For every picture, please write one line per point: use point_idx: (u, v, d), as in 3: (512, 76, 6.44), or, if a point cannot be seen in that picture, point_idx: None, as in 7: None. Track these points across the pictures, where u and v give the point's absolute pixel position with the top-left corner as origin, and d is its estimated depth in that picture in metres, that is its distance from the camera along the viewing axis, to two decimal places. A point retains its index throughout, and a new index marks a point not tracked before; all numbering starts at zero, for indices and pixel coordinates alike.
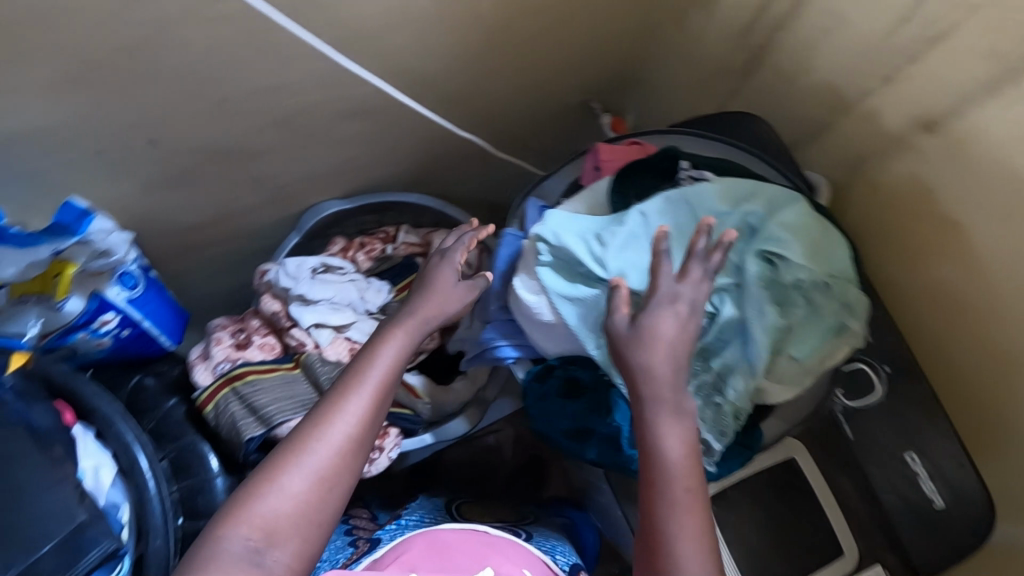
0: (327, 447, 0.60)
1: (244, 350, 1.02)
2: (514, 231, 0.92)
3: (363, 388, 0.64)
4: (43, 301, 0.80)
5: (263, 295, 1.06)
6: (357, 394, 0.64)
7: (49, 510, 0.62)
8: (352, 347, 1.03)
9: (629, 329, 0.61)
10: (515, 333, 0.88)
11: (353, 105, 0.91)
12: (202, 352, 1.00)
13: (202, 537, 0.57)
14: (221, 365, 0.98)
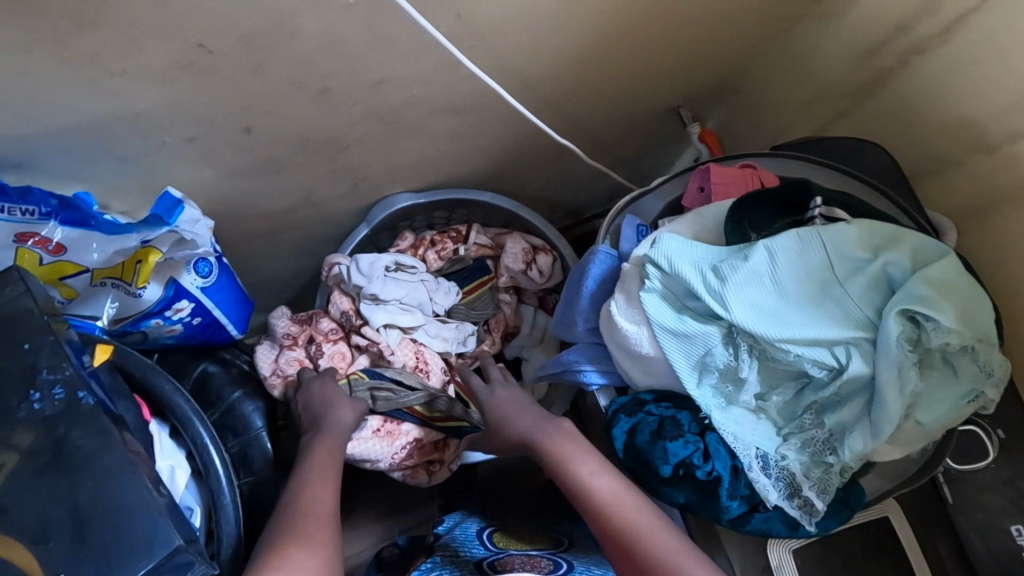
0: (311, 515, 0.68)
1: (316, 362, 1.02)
2: (608, 249, 0.86)
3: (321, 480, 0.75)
4: (121, 286, 0.75)
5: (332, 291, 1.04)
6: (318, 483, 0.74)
7: (134, 529, 0.50)
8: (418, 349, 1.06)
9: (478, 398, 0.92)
10: (603, 360, 0.83)
11: (450, 102, 0.86)
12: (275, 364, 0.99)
13: None
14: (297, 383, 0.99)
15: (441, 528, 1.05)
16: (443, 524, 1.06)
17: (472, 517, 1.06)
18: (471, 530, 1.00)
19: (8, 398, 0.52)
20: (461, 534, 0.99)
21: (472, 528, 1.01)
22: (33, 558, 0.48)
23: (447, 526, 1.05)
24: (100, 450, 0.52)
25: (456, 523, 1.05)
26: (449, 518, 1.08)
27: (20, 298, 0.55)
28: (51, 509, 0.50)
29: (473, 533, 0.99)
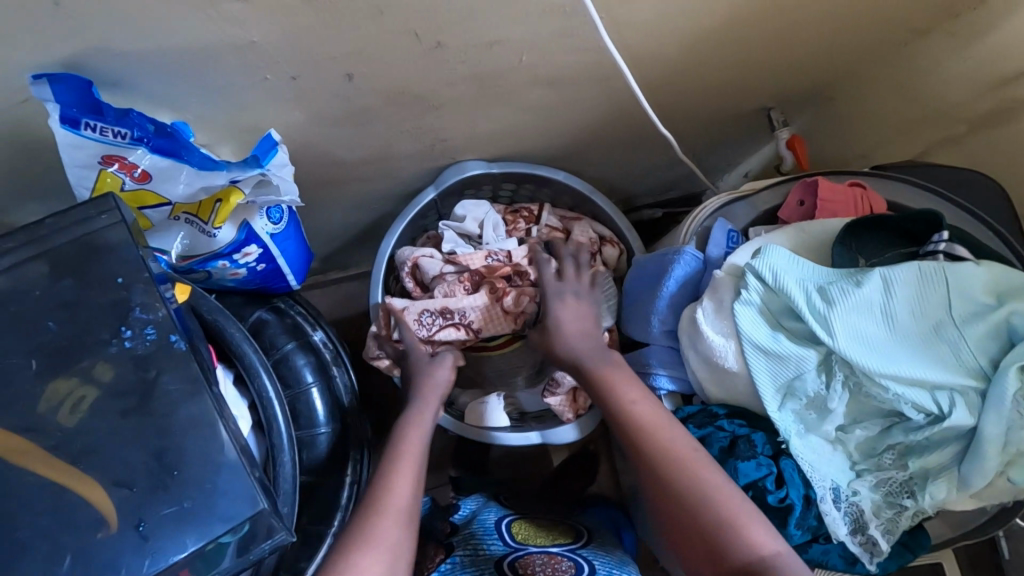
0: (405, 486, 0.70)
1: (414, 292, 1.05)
2: (694, 251, 0.83)
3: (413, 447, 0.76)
4: (197, 222, 0.72)
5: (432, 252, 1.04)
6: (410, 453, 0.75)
7: (219, 487, 0.48)
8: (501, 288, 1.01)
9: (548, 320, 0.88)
10: (675, 365, 0.81)
11: (552, 74, 0.81)
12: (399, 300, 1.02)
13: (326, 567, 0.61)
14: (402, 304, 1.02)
15: (458, 517, 1.04)
16: (460, 514, 1.05)
17: (491, 507, 1.04)
18: (489, 521, 0.98)
19: (99, 331, 0.50)
20: (479, 526, 0.97)
21: (490, 519, 0.98)
22: (114, 504, 0.47)
23: (465, 515, 1.04)
24: (190, 400, 0.49)
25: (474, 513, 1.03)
26: (466, 506, 1.07)
27: (114, 230, 0.52)
28: (135, 455, 0.48)
29: (491, 523, 0.97)
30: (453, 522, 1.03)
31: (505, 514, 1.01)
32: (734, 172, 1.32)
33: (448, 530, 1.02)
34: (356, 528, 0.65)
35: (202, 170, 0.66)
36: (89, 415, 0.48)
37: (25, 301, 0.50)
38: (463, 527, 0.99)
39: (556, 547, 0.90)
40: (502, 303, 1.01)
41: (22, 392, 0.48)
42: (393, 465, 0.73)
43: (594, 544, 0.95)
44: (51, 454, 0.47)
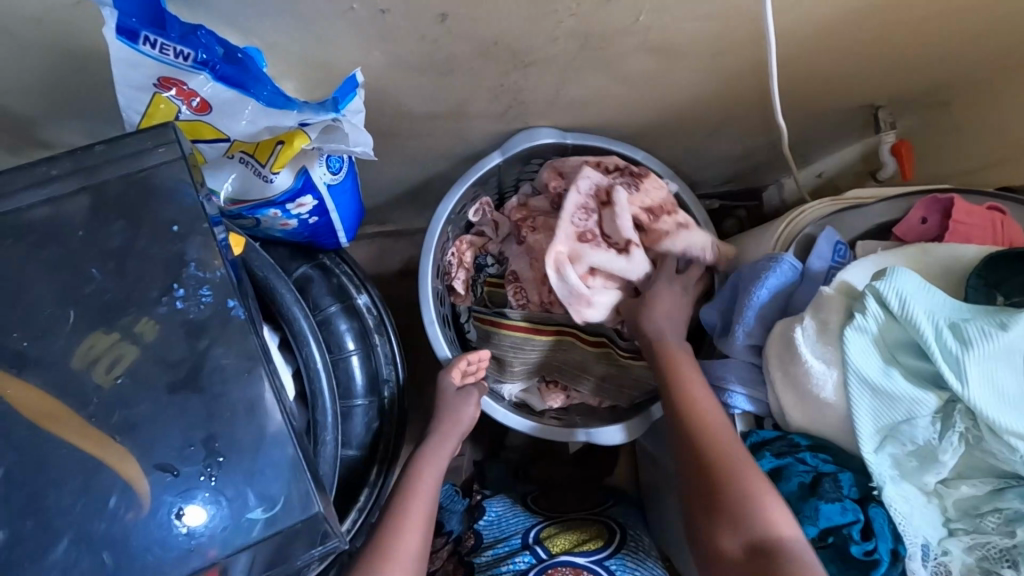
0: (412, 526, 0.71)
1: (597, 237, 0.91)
2: (793, 261, 0.74)
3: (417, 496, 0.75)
4: (252, 163, 0.65)
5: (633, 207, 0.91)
6: (416, 499, 0.75)
7: (272, 483, 0.42)
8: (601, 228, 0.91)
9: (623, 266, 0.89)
10: (753, 385, 0.73)
11: (666, 41, 0.71)
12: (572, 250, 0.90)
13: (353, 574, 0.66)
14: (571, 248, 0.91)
15: (483, 523, 0.97)
16: (484, 520, 0.98)
17: (518, 514, 0.98)
18: (518, 539, 0.91)
19: (148, 287, 0.43)
20: (506, 547, 0.90)
21: (518, 537, 0.91)
22: (149, 492, 0.40)
23: (490, 522, 0.97)
24: (247, 380, 0.43)
25: (500, 524, 0.96)
26: (490, 509, 0.99)
27: (171, 170, 0.45)
28: (178, 438, 0.41)
29: (520, 543, 0.89)
30: (477, 530, 0.97)
31: (532, 525, 0.94)
32: (805, 168, 1.22)
33: (472, 542, 0.95)
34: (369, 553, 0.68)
35: (268, 107, 0.58)
36: (131, 384, 0.42)
37: (68, 239, 0.43)
38: (489, 544, 0.93)
39: (583, 560, 0.84)
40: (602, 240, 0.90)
41: (56, 345, 0.42)
42: (400, 502, 0.74)
43: (624, 552, 0.86)
44: (85, 423, 0.41)
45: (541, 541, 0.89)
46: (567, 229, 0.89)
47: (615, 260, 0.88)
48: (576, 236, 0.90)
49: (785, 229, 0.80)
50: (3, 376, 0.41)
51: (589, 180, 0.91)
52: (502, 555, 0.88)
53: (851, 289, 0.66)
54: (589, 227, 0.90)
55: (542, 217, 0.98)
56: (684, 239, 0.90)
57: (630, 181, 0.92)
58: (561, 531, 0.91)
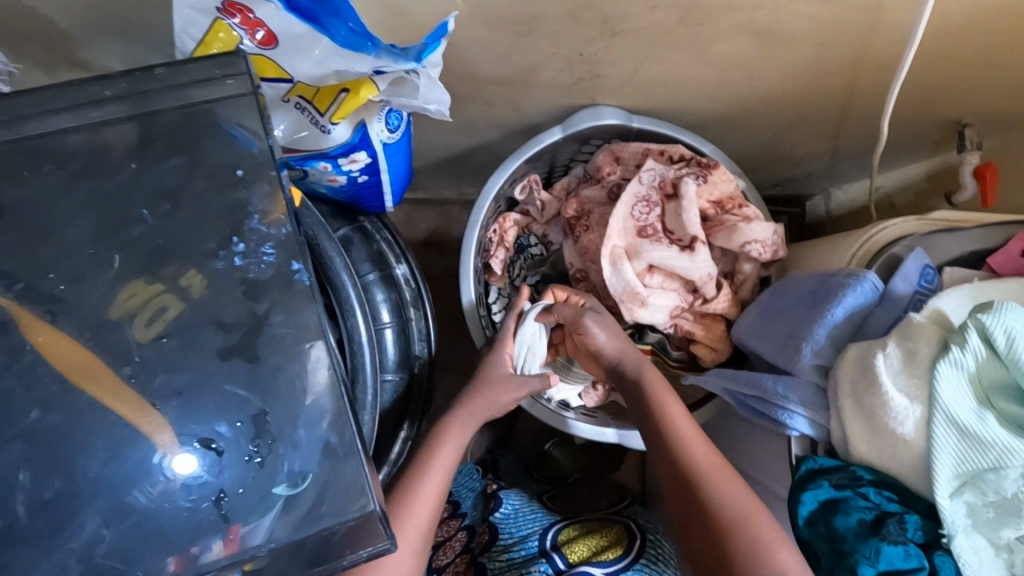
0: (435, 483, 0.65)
1: (657, 232, 0.86)
2: (874, 281, 0.69)
3: (441, 450, 0.69)
4: (310, 111, 0.59)
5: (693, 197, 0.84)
6: (441, 452, 0.68)
7: (326, 475, 0.37)
8: (662, 223, 0.86)
9: (684, 267, 0.84)
10: (817, 407, 0.68)
11: (771, 25, 0.65)
12: (627, 242, 0.86)
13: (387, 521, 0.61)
14: (627, 242, 0.86)
15: (499, 516, 0.91)
16: (501, 513, 0.91)
17: (534, 511, 0.93)
18: (535, 543, 0.85)
19: (204, 236, 0.38)
20: (522, 552, 0.84)
21: (535, 541, 0.86)
22: (186, 466, 0.36)
23: (508, 516, 0.91)
24: (305, 353, 0.38)
25: (517, 520, 0.90)
26: (507, 502, 0.94)
27: (237, 106, 0.39)
28: (226, 409, 0.36)
29: (536, 550, 0.84)
30: (492, 524, 0.90)
31: (550, 527, 0.89)
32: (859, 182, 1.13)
33: (486, 538, 0.89)
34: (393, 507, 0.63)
35: (343, 49, 0.52)
36: (177, 344, 0.37)
37: (117, 172, 0.38)
38: (501, 544, 0.87)
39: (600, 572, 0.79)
40: (665, 234, 0.85)
41: (96, 292, 0.37)
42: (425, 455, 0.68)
43: (642, 563, 0.81)
44: (122, 384, 0.36)
45: (558, 548, 0.84)
46: (622, 222, 0.85)
47: (677, 257, 0.83)
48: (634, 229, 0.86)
49: (863, 244, 0.74)
50: (33, 321, 0.36)
51: (652, 172, 0.86)
52: (518, 563, 0.83)
53: (944, 320, 0.62)
54: (650, 222, 0.86)
55: (598, 211, 0.90)
56: (753, 229, 0.83)
57: (698, 171, 0.86)
58: (581, 536, 0.85)
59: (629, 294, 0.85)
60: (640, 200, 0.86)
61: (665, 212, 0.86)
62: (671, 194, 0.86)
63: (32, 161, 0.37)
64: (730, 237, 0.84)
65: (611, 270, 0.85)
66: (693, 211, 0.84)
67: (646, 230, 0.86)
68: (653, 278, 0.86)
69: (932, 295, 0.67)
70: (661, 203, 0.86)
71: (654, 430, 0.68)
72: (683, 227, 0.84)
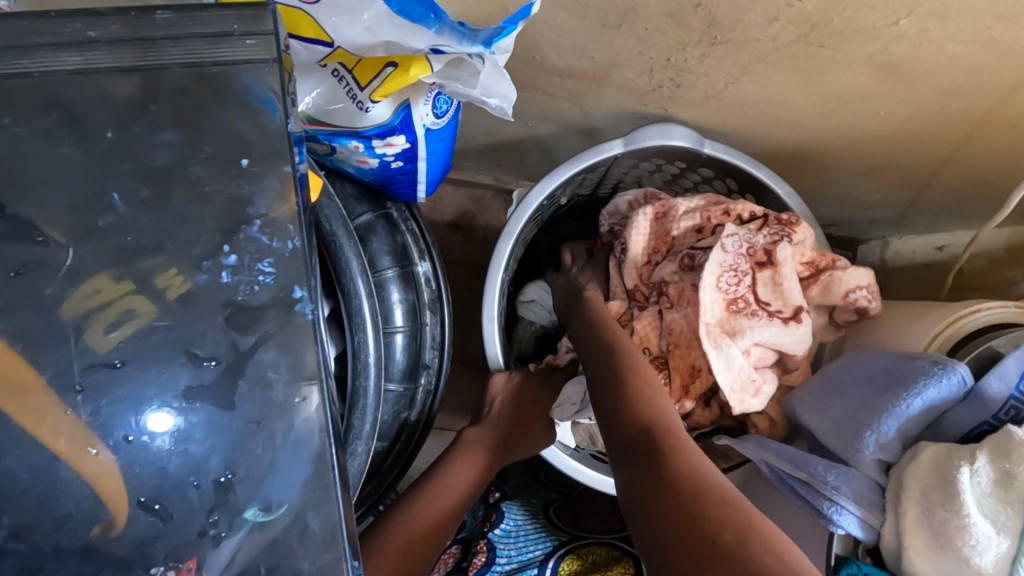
0: (432, 517, 0.64)
1: (746, 303, 0.72)
2: (964, 374, 0.59)
3: (444, 489, 0.67)
4: (347, 82, 0.50)
5: (785, 258, 0.71)
6: (442, 489, 0.67)
7: (298, 560, 0.29)
8: (749, 292, 0.72)
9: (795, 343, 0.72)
10: (870, 506, 0.59)
11: (903, 59, 0.55)
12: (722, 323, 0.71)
13: (380, 545, 0.60)
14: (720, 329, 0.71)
15: (499, 533, 0.84)
16: (501, 530, 0.85)
17: (536, 531, 0.86)
18: (534, 573, 0.79)
19: (191, 237, 0.30)
20: None
21: (533, 571, 0.79)
22: (129, 526, 0.28)
23: (507, 534, 0.84)
24: (293, 402, 0.30)
25: (517, 541, 0.84)
26: (509, 517, 0.88)
27: (252, 73, 0.31)
28: (188, 463, 0.29)
29: None
30: (491, 540, 0.83)
31: (551, 554, 0.82)
32: (927, 235, 0.99)
33: (483, 559, 0.80)
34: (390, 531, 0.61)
35: (399, 15, 0.44)
36: (133, 374, 0.29)
37: (92, 138, 0.29)
38: (498, 568, 0.79)
39: None
40: (759, 304, 0.72)
41: (42, 291, 0.29)
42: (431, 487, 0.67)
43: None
44: (61, 415, 0.28)
45: None
46: (714, 299, 0.71)
47: (784, 334, 0.71)
48: (725, 307, 0.72)
49: (950, 323, 0.65)
50: None
51: (737, 238, 0.72)
52: None
53: None
54: (742, 294, 0.72)
55: (674, 281, 0.75)
56: (852, 275, 0.73)
57: (782, 231, 0.73)
58: (586, 572, 0.78)
59: (744, 386, 0.71)
60: (729, 267, 0.71)
61: (751, 276, 0.72)
62: (760, 260, 0.72)
63: None
64: (828, 293, 0.74)
65: (719, 358, 0.70)
66: (793, 279, 0.71)
67: (738, 303, 0.72)
68: (756, 357, 0.73)
69: None
70: (752, 270, 0.72)
71: (610, 383, 0.59)
72: (780, 292, 0.71)
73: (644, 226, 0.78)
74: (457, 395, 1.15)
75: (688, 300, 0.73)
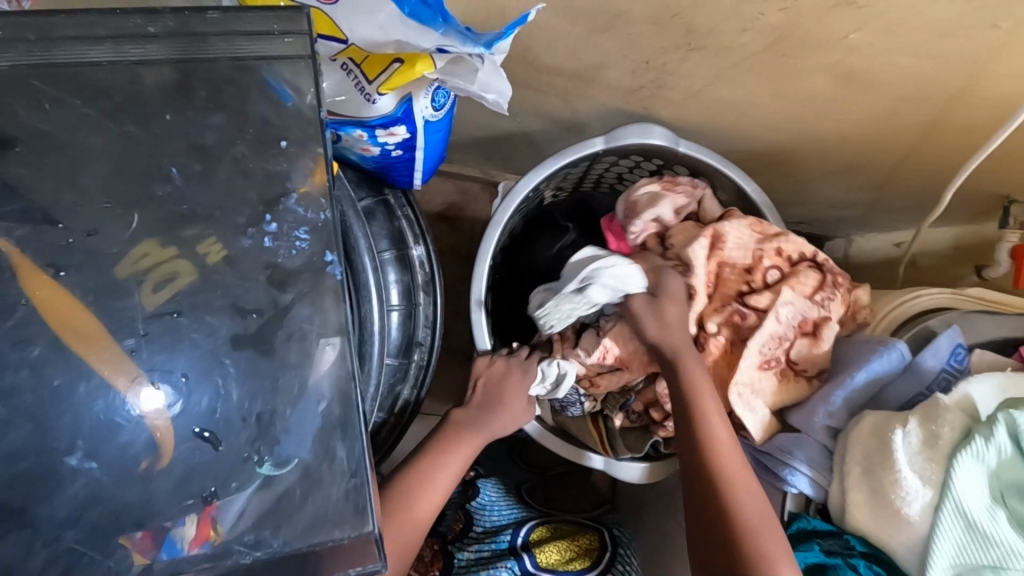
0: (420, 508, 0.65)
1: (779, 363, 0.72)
2: (904, 351, 0.67)
3: (432, 479, 0.68)
4: (356, 76, 0.55)
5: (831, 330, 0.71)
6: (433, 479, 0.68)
7: (326, 486, 0.34)
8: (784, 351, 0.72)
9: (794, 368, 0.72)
10: (819, 467, 0.66)
11: (859, 68, 0.62)
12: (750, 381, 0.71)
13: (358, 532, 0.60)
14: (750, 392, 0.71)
15: (475, 506, 0.90)
16: (478, 503, 0.90)
17: (511, 506, 0.91)
18: (506, 539, 0.83)
19: (235, 207, 0.35)
20: (492, 546, 0.81)
21: (506, 537, 0.83)
22: (177, 454, 0.33)
23: (483, 506, 0.90)
24: (324, 352, 0.35)
25: (492, 513, 0.89)
26: (485, 492, 0.93)
27: (290, 67, 0.35)
28: (231, 402, 0.34)
29: (508, 546, 0.81)
30: (467, 512, 0.89)
31: (523, 524, 0.86)
32: (885, 233, 1.07)
33: (459, 527, 0.87)
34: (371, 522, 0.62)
35: (410, 18, 0.49)
36: (184, 324, 0.33)
37: (150, 119, 0.34)
38: (472, 535, 0.85)
39: None
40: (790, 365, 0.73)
41: (107, 250, 0.33)
42: (421, 475, 0.67)
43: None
44: (122, 356, 0.33)
45: (530, 548, 0.81)
46: (751, 359, 0.70)
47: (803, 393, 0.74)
48: (759, 366, 0.71)
49: (891, 311, 0.74)
50: (34, 273, 0.32)
51: (792, 308, 0.71)
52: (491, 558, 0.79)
53: (972, 408, 0.59)
54: (776, 356, 0.71)
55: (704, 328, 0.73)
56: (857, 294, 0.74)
57: (831, 296, 0.72)
58: (553, 538, 0.83)
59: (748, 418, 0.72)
60: (775, 341, 0.71)
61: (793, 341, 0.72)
62: (807, 329, 0.72)
63: (55, 90, 0.33)
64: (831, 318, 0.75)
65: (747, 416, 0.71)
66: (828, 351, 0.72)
67: (771, 365, 0.72)
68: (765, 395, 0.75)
69: (960, 376, 0.65)
70: (795, 337, 0.72)
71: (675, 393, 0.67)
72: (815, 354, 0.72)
73: (700, 256, 0.73)
74: (445, 378, 1.20)
75: (726, 360, 0.73)
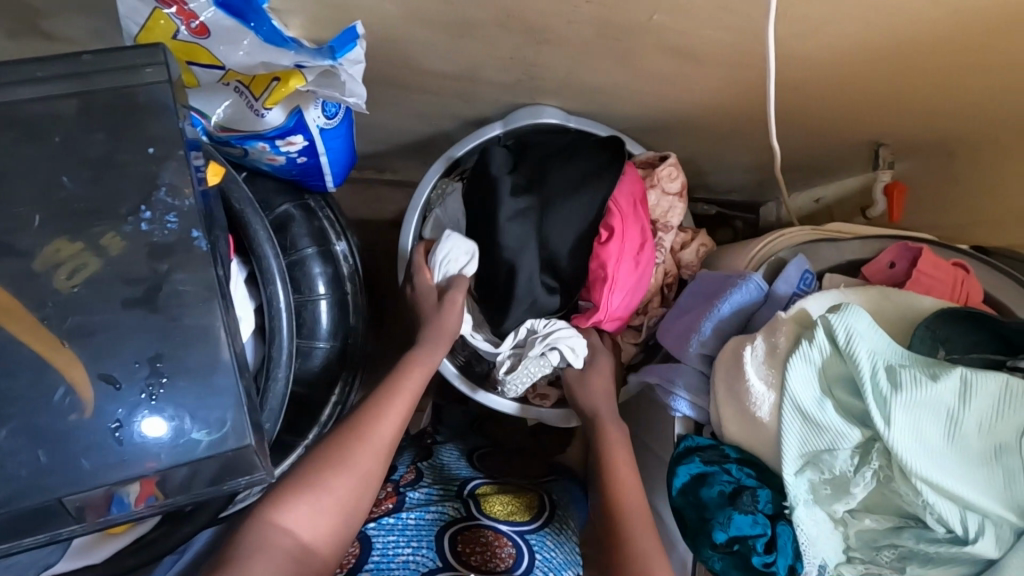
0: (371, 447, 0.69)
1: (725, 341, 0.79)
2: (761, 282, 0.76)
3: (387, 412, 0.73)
4: (246, 96, 0.65)
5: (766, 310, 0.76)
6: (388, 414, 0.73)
7: (226, 407, 0.44)
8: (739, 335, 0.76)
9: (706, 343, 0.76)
10: (700, 393, 0.76)
11: (679, 42, 0.71)
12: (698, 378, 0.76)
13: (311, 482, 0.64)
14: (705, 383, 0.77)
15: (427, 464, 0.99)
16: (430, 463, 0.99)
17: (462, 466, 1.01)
18: (453, 487, 0.92)
19: (119, 203, 0.44)
20: (440, 490, 0.91)
21: (453, 485, 0.93)
22: (94, 399, 0.42)
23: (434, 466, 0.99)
24: (201, 308, 0.44)
25: (442, 470, 0.98)
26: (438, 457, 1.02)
27: (153, 91, 0.45)
28: (130, 356, 0.43)
29: (454, 492, 0.91)
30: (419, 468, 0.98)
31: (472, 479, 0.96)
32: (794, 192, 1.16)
33: (411, 478, 0.96)
34: (322, 464, 0.66)
35: (267, 43, 0.59)
36: (87, 297, 0.43)
37: (44, 141, 0.44)
38: (423, 483, 0.93)
39: (505, 527, 0.85)
40: None
41: (24, 244, 0.43)
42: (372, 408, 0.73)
43: (550, 529, 0.90)
44: (40, 325, 0.42)
45: (475, 495, 0.90)
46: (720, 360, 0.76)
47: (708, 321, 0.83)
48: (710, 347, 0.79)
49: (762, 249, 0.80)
50: None
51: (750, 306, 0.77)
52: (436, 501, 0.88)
53: (806, 318, 0.68)
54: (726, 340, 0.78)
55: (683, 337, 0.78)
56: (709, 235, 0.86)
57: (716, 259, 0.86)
58: (497, 492, 0.93)
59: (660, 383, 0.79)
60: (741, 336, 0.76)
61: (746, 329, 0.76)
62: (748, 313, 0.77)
63: None
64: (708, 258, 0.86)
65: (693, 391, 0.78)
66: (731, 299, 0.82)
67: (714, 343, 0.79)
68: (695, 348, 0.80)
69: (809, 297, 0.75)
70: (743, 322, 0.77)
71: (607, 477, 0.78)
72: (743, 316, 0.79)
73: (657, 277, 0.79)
74: None
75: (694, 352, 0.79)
